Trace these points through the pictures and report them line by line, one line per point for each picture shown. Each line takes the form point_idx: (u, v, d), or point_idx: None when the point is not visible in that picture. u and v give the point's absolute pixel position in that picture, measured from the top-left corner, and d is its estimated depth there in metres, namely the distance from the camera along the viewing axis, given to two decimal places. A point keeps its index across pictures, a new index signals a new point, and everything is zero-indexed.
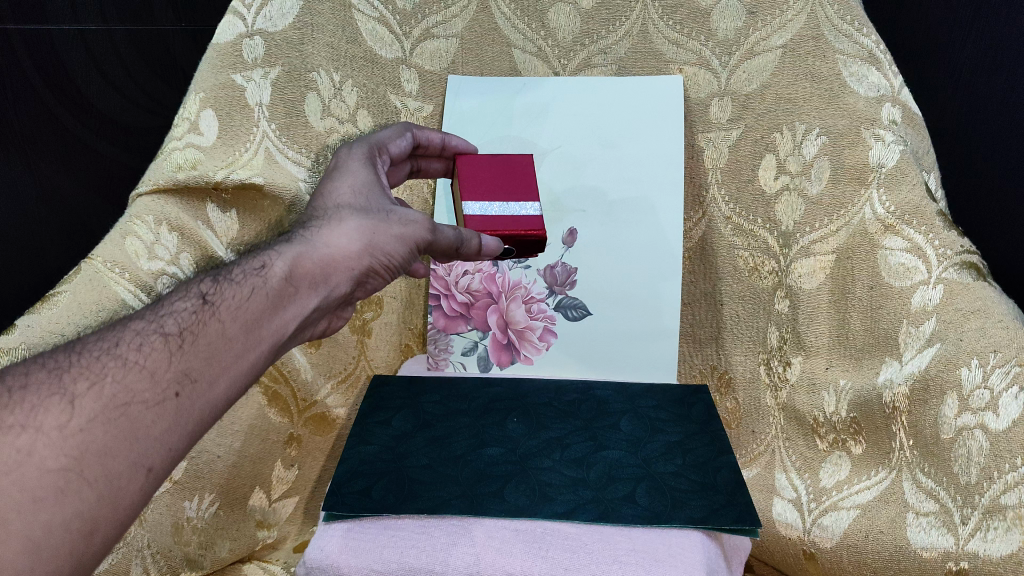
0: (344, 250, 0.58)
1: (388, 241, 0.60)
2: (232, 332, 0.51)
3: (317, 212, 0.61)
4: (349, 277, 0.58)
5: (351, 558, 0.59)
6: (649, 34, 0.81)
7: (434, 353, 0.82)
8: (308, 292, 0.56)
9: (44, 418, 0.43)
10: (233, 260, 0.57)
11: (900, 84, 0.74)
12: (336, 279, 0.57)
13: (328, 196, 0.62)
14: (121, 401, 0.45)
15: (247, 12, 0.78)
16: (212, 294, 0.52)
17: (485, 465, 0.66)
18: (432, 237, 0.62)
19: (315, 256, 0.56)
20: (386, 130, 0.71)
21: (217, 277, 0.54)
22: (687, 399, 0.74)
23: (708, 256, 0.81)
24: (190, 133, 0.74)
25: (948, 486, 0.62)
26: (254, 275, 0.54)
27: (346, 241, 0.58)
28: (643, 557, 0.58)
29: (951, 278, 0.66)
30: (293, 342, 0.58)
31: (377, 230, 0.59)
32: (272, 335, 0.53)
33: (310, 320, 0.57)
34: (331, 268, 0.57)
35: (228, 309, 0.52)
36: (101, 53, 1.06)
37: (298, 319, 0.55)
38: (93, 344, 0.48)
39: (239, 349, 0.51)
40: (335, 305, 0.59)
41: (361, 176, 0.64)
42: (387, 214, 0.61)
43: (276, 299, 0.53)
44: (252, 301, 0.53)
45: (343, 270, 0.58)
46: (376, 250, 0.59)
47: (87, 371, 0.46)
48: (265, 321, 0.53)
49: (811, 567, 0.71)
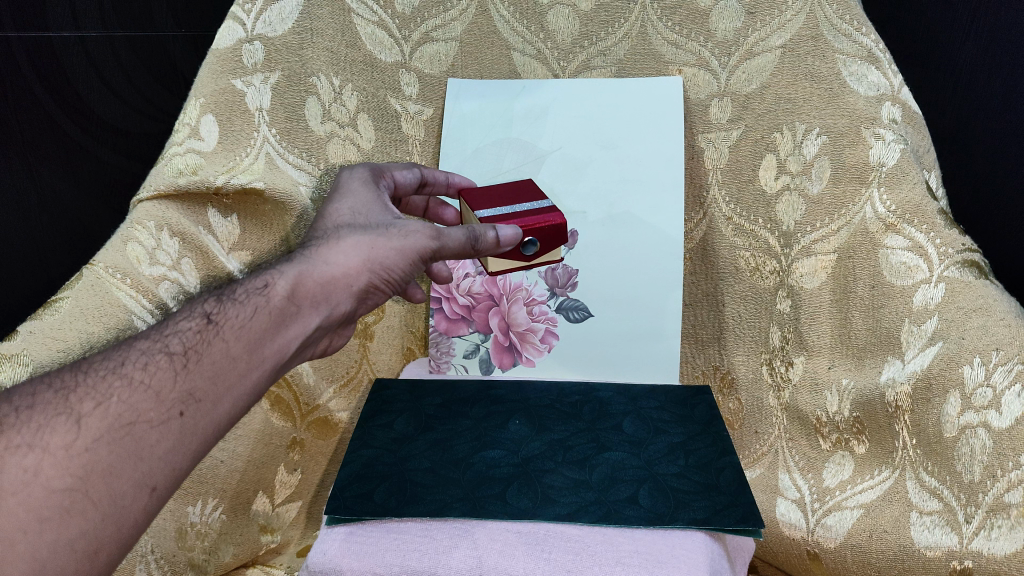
0: (346, 266, 0.57)
1: (390, 256, 0.59)
2: (235, 351, 0.51)
3: (319, 231, 0.61)
4: (352, 293, 0.58)
5: (353, 561, 0.58)
6: (648, 35, 0.81)
7: (436, 356, 0.82)
8: (310, 310, 0.56)
9: (51, 438, 0.44)
10: (237, 279, 0.57)
11: (900, 83, 0.73)
12: (339, 297, 0.57)
13: (330, 217, 0.62)
14: (126, 420, 0.46)
15: (248, 17, 0.76)
16: (216, 313, 0.53)
17: (487, 468, 0.66)
18: (438, 244, 0.60)
19: (318, 273, 0.56)
20: (397, 164, 0.72)
21: (221, 296, 0.55)
22: (690, 400, 0.74)
23: (710, 257, 0.81)
24: (190, 139, 0.73)
25: (951, 485, 0.62)
26: (256, 293, 0.54)
27: (349, 256, 0.57)
28: (646, 559, 0.57)
29: (952, 276, 0.66)
30: (297, 359, 0.58)
31: (380, 244, 0.59)
32: (274, 354, 0.54)
33: (313, 339, 0.58)
34: (333, 285, 0.57)
35: (231, 327, 0.52)
36: (102, 59, 1.06)
37: (300, 338, 0.55)
38: (98, 364, 0.48)
39: (242, 367, 0.52)
40: (337, 321, 0.59)
41: (363, 196, 0.64)
42: (391, 228, 0.60)
43: (278, 317, 0.54)
44: (255, 320, 0.53)
45: (345, 286, 0.57)
46: (378, 264, 0.59)
47: (93, 390, 0.46)
48: (268, 340, 0.53)
49: (815, 567, 0.71)
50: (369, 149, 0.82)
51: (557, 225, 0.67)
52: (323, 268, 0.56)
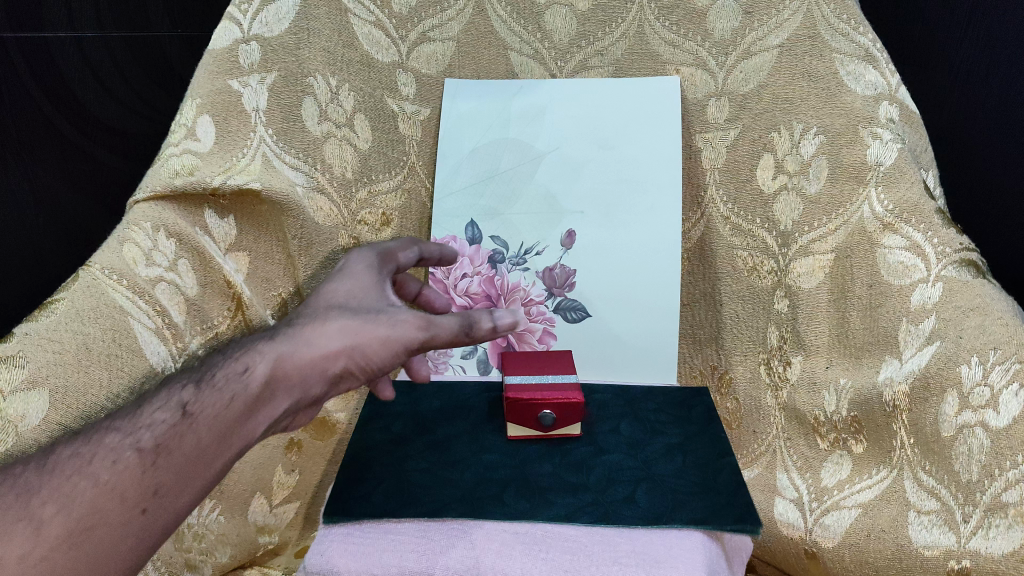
0: (327, 352, 0.57)
1: (373, 345, 0.57)
2: (203, 444, 0.52)
3: (309, 310, 0.60)
4: (327, 378, 0.58)
5: (350, 562, 0.58)
6: (646, 35, 0.81)
7: (434, 357, 0.82)
8: (284, 395, 0.56)
9: (12, 542, 0.46)
10: (219, 355, 0.57)
11: (898, 83, 0.73)
12: (314, 381, 0.57)
13: (324, 295, 0.60)
14: (87, 523, 0.48)
15: (244, 18, 0.76)
16: (192, 401, 0.53)
17: (486, 469, 0.66)
18: (427, 334, 0.58)
19: (298, 360, 0.56)
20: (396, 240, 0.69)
21: (197, 382, 0.55)
22: (688, 401, 0.75)
23: (707, 257, 0.81)
24: (187, 139, 0.73)
25: (949, 485, 0.62)
26: (230, 383, 0.54)
27: (327, 343, 0.57)
28: (643, 559, 0.57)
29: (950, 275, 0.66)
30: (272, 436, 0.59)
31: (365, 330, 0.57)
32: (243, 441, 0.55)
33: (287, 419, 0.58)
34: (311, 370, 0.57)
35: (201, 422, 0.53)
36: (98, 61, 1.05)
37: (270, 425, 0.56)
38: (68, 457, 0.50)
39: (209, 460, 0.53)
40: (315, 400, 0.59)
41: (364, 276, 0.62)
42: (382, 313, 0.58)
43: (248, 408, 0.54)
44: (225, 413, 0.53)
45: (323, 372, 0.57)
46: (361, 352, 0.57)
47: (58, 492, 0.48)
48: (237, 430, 0.54)
49: (813, 566, 0.71)
50: (366, 149, 0.82)
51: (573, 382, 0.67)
52: (303, 354, 0.56)
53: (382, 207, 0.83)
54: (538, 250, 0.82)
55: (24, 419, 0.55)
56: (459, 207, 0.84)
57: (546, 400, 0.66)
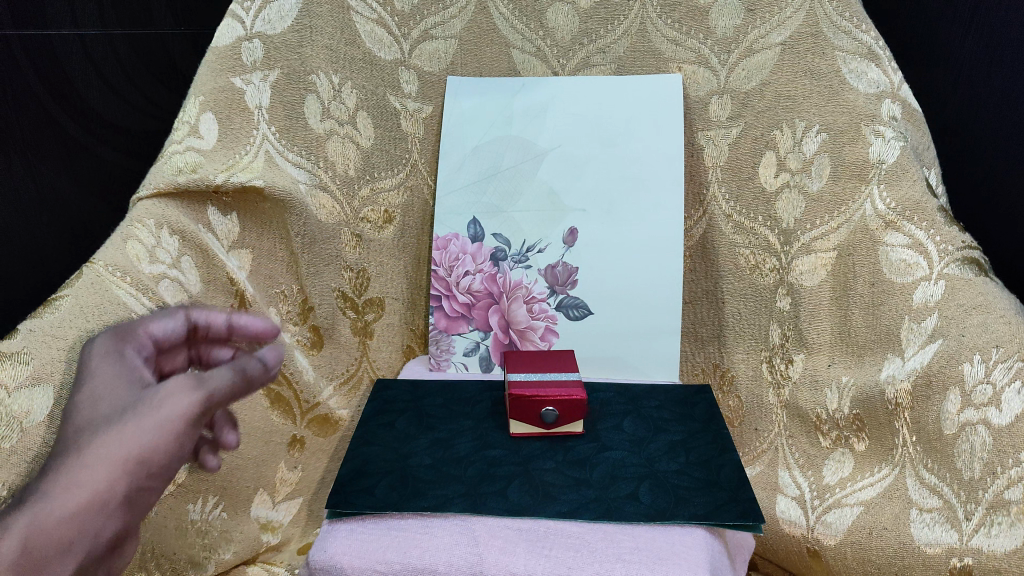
0: (92, 492, 0.38)
1: (149, 445, 0.39)
2: None
3: (54, 450, 0.40)
4: (111, 521, 0.39)
5: (354, 558, 0.58)
6: (648, 32, 0.81)
7: (436, 354, 0.83)
8: None
9: None
10: None
11: (900, 80, 0.73)
12: (97, 523, 0.38)
13: (70, 421, 0.41)
14: None
15: (247, 15, 0.76)
16: None
17: (489, 466, 0.66)
18: (204, 394, 0.41)
19: (45, 530, 0.36)
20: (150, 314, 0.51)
21: None
22: (690, 399, 0.75)
23: (710, 256, 0.81)
24: (190, 137, 0.73)
25: (952, 482, 0.62)
26: None
27: (84, 476, 0.38)
28: (646, 556, 0.57)
29: (952, 273, 0.66)
30: None
31: (127, 432, 0.39)
32: None
33: None
34: (86, 517, 0.38)
35: None
36: (101, 57, 1.02)
37: None
38: None
39: None
40: (116, 542, 0.40)
41: (110, 374, 0.44)
42: (134, 406, 0.40)
43: None
44: None
45: (99, 517, 0.38)
46: (143, 465, 0.39)
47: None
48: None
49: (816, 565, 0.71)
50: (368, 146, 0.82)
51: (578, 401, 0.67)
52: (52, 513, 0.36)
53: (385, 205, 0.83)
54: (540, 247, 0.82)
55: (29, 414, 0.53)
56: (460, 204, 0.84)
57: (549, 397, 0.67)
